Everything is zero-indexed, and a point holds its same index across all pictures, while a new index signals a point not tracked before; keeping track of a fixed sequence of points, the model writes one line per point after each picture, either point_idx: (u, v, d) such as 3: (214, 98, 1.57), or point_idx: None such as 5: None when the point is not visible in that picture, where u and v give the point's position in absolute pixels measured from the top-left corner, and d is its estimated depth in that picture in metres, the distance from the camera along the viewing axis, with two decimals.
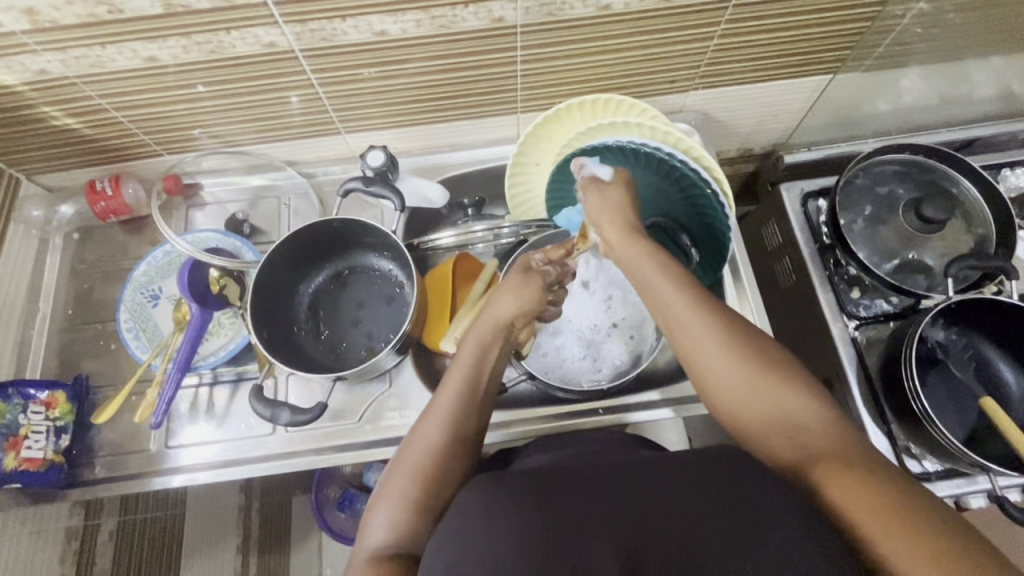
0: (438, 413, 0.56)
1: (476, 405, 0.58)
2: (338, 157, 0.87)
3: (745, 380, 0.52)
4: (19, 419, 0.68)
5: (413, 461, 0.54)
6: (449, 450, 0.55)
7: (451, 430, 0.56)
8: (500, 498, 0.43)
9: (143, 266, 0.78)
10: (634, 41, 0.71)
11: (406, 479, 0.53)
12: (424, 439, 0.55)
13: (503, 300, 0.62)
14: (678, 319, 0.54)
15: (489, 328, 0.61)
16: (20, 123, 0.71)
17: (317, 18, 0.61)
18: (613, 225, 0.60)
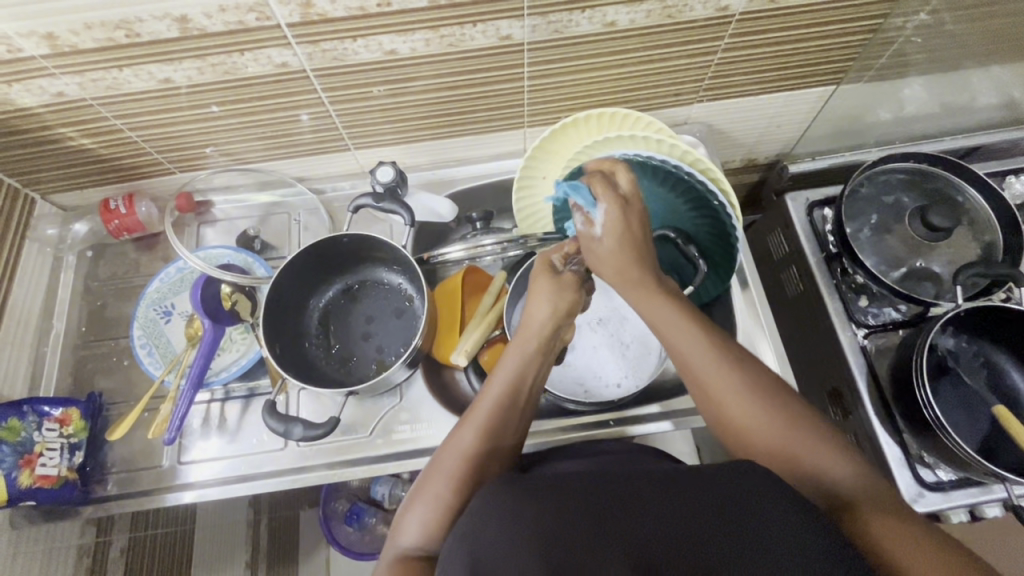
0: (473, 421, 0.57)
1: (513, 410, 0.59)
2: (347, 173, 0.88)
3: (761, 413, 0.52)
4: (34, 436, 0.68)
5: (448, 467, 0.55)
6: (482, 455, 0.56)
7: (485, 436, 0.56)
8: (519, 498, 0.43)
9: (156, 282, 0.79)
10: (641, 55, 0.72)
11: (441, 484, 0.54)
12: (458, 448, 0.56)
13: (538, 305, 0.62)
14: (706, 382, 0.55)
15: (532, 337, 0.61)
16: (37, 144, 0.72)
17: (329, 39, 0.62)
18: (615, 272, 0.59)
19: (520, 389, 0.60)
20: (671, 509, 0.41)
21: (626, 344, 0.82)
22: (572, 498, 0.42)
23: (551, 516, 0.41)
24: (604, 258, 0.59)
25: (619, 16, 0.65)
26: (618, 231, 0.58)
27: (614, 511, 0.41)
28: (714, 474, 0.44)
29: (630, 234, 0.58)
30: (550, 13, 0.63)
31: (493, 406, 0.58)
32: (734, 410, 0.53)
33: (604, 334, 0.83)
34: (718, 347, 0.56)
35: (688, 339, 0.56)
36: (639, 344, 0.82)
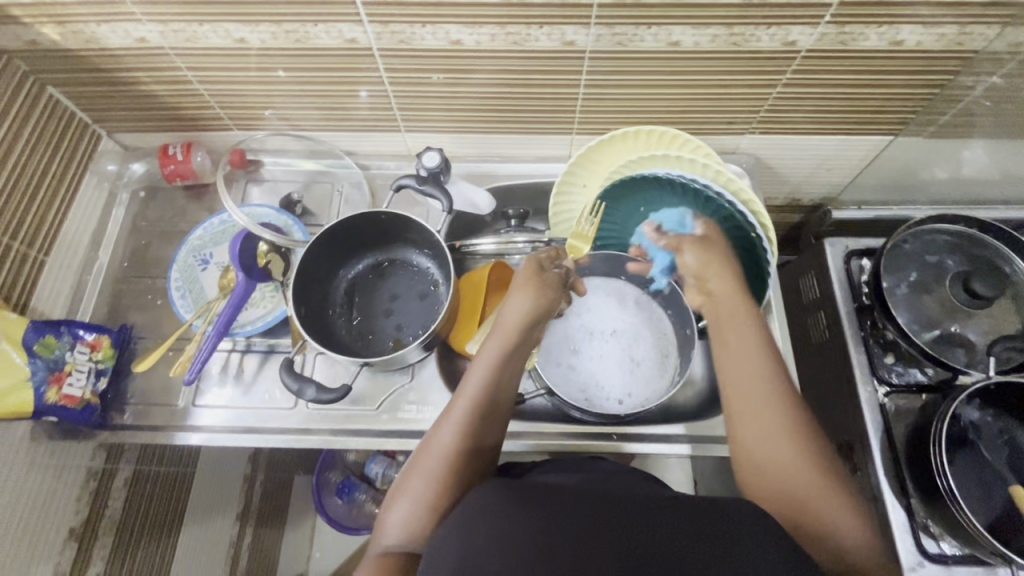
0: (451, 422, 0.57)
1: (491, 416, 0.59)
2: (393, 153, 0.90)
3: (785, 442, 0.53)
4: (66, 356, 0.71)
5: (429, 470, 0.56)
6: (463, 462, 0.57)
7: (466, 443, 0.57)
8: (511, 501, 0.43)
9: (199, 230, 0.82)
10: (700, 79, 0.72)
11: (422, 484, 0.55)
12: (439, 448, 0.57)
13: (513, 305, 0.62)
14: (759, 414, 0.54)
15: (511, 334, 0.61)
16: (114, 84, 0.76)
17: (399, 21, 0.64)
18: (720, 281, 0.61)
19: (497, 391, 0.60)
20: (652, 526, 0.42)
21: (635, 361, 0.82)
22: (562, 506, 0.43)
23: (542, 522, 0.42)
24: (707, 264, 0.62)
25: (684, 37, 0.66)
26: (717, 257, 0.63)
27: (602, 524, 0.42)
28: (712, 504, 0.44)
29: (723, 257, 0.63)
30: (616, 24, 0.64)
31: (471, 403, 0.58)
32: (778, 447, 0.53)
33: (613, 346, 0.84)
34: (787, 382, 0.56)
35: (755, 354, 0.57)
36: (648, 365, 0.82)
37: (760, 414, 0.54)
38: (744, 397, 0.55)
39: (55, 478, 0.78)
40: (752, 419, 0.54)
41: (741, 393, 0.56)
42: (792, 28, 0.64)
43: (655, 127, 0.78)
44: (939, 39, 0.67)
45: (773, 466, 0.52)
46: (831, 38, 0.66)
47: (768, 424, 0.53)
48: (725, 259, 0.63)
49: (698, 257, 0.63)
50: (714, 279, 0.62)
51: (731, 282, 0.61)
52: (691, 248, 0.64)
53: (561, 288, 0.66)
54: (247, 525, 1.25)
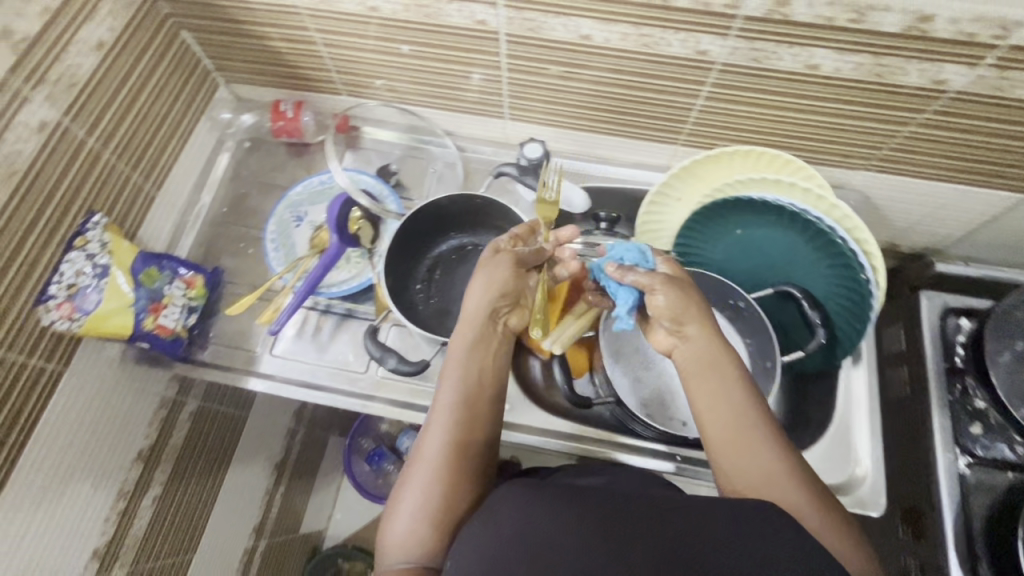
0: (439, 423, 0.55)
1: (479, 411, 0.56)
2: (490, 139, 0.90)
3: (763, 467, 0.52)
4: (164, 288, 0.75)
5: (422, 478, 0.53)
6: (458, 464, 0.53)
7: (455, 445, 0.54)
8: (539, 495, 0.45)
9: (299, 187, 0.84)
10: (829, 107, 0.69)
11: (418, 494, 0.52)
12: (431, 453, 0.54)
13: (473, 295, 0.62)
14: (738, 448, 0.53)
15: (476, 323, 0.61)
16: (243, 36, 0.79)
17: (534, 9, 0.64)
18: (698, 316, 0.59)
19: (480, 383, 0.58)
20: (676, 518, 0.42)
21: None
22: (577, 496, 0.44)
23: (569, 513, 0.42)
24: (682, 304, 0.60)
25: (826, 61, 0.63)
26: (682, 291, 0.60)
27: (623, 519, 0.42)
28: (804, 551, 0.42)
29: (684, 287, 0.61)
30: (757, 39, 0.62)
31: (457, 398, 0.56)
32: (758, 474, 0.51)
33: None
34: (759, 408, 0.55)
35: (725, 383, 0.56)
36: None
37: (739, 446, 0.53)
38: (723, 430, 0.54)
39: (135, 403, 0.82)
40: (731, 447, 0.53)
41: (719, 427, 0.54)
42: (946, 66, 0.60)
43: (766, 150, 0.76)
44: None
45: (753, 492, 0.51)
46: (986, 81, 0.61)
47: (746, 455, 0.52)
48: (681, 289, 0.61)
49: (668, 296, 0.60)
50: (687, 318, 0.59)
51: (687, 308, 0.60)
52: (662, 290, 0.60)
53: (527, 277, 0.66)
54: (283, 476, 1.30)
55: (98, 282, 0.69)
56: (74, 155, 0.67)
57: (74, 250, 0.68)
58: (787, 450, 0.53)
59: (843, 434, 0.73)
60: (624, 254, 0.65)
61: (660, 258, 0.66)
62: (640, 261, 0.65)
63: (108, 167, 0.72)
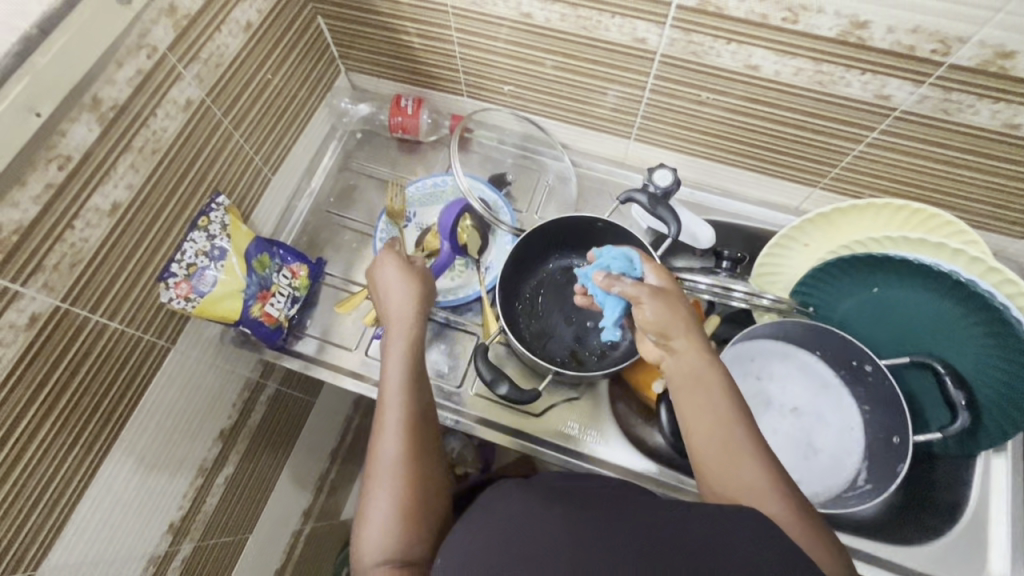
0: (390, 426, 0.54)
1: (421, 399, 0.57)
2: (608, 157, 0.86)
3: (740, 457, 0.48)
4: (273, 276, 0.74)
5: (387, 481, 0.51)
6: (416, 457, 0.53)
7: (409, 438, 0.53)
8: (524, 497, 0.41)
9: (412, 188, 0.82)
10: (1015, 170, 0.62)
11: (387, 495, 0.50)
12: (387, 454, 0.52)
13: (393, 294, 0.64)
14: (723, 460, 0.48)
15: (402, 319, 0.62)
16: (378, 27, 0.77)
17: (705, 33, 0.59)
18: (687, 338, 0.54)
19: (420, 373, 0.59)
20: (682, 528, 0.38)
21: (813, 449, 0.74)
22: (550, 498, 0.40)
23: (554, 514, 0.38)
24: (670, 319, 0.54)
25: None
26: (671, 308, 0.54)
27: (624, 523, 0.38)
28: None
29: (677, 307, 0.55)
30: (956, 90, 0.55)
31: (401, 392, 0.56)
32: (740, 479, 0.47)
33: (789, 425, 0.75)
34: (742, 416, 0.50)
35: (711, 374, 0.52)
36: (828, 456, 0.73)
37: (717, 441, 0.49)
38: (706, 427, 0.50)
39: (224, 382, 0.82)
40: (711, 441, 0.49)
41: (703, 435, 0.50)
42: None
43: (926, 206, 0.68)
44: None
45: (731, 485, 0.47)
46: None
47: (734, 464, 0.48)
48: (670, 311, 0.54)
49: (656, 308, 0.54)
50: (675, 335, 0.54)
51: (665, 328, 0.54)
52: (647, 304, 0.54)
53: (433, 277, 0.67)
54: (335, 461, 1.31)
55: (216, 263, 0.68)
56: (208, 134, 0.66)
57: (197, 229, 0.67)
58: (769, 457, 0.48)
59: (977, 528, 0.67)
60: (612, 263, 0.61)
61: (647, 263, 0.59)
62: (628, 269, 0.60)
63: (235, 149, 0.71)
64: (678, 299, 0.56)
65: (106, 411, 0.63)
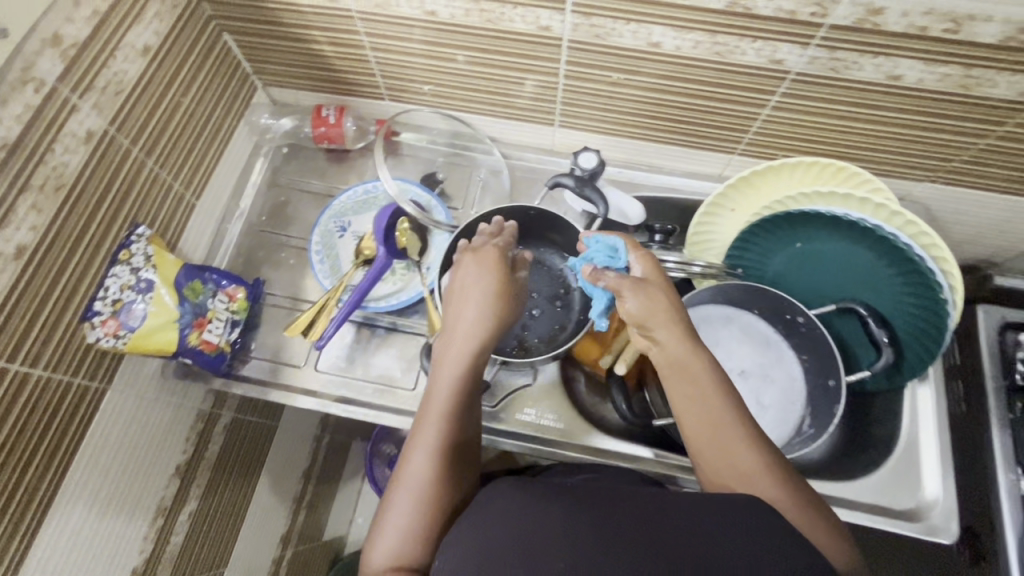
0: (427, 443, 0.53)
1: (464, 421, 0.55)
2: (537, 146, 0.87)
3: (734, 443, 0.51)
4: (208, 302, 0.72)
5: (409, 493, 0.51)
6: (444, 481, 0.52)
7: (442, 460, 0.52)
8: (527, 496, 0.42)
9: (343, 197, 0.81)
10: (904, 118, 0.66)
11: (408, 510, 0.50)
12: (417, 469, 0.52)
13: (466, 306, 0.62)
14: (716, 447, 0.51)
15: (471, 333, 0.60)
16: (287, 38, 0.76)
17: (605, 15, 0.61)
18: (670, 329, 0.55)
19: (470, 394, 0.57)
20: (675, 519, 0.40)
21: (761, 407, 0.77)
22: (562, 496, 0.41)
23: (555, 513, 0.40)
24: (654, 309, 0.55)
25: (909, 72, 0.60)
26: (657, 301, 0.56)
27: (612, 518, 0.39)
28: None
29: (665, 300, 0.56)
30: (839, 49, 0.59)
31: (446, 413, 0.54)
32: (733, 463, 0.50)
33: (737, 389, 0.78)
34: (734, 406, 0.53)
35: (698, 368, 0.53)
36: (776, 412, 0.76)
37: (711, 430, 0.52)
38: (699, 419, 0.52)
39: (172, 416, 0.79)
40: (703, 431, 0.52)
41: (697, 426, 0.52)
42: None
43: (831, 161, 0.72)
44: None
45: (726, 470, 0.50)
46: None
47: (728, 453, 0.50)
48: (658, 301, 0.56)
49: (639, 300, 0.56)
50: (655, 326, 0.55)
51: (655, 320, 0.55)
52: (629, 295, 0.56)
53: (501, 278, 0.64)
54: (309, 482, 1.28)
55: (143, 296, 0.66)
56: (118, 164, 0.64)
57: (119, 264, 0.65)
58: (760, 441, 0.51)
59: (912, 455, 0.71)
60: (596, 256, 0.64)
61: (633, 253, 0.61)
62: (611, 261, 0.63)
63: (151, 177, 0.69)
64: (665, 290, 0.57)
65: (41, 462, 0.61)
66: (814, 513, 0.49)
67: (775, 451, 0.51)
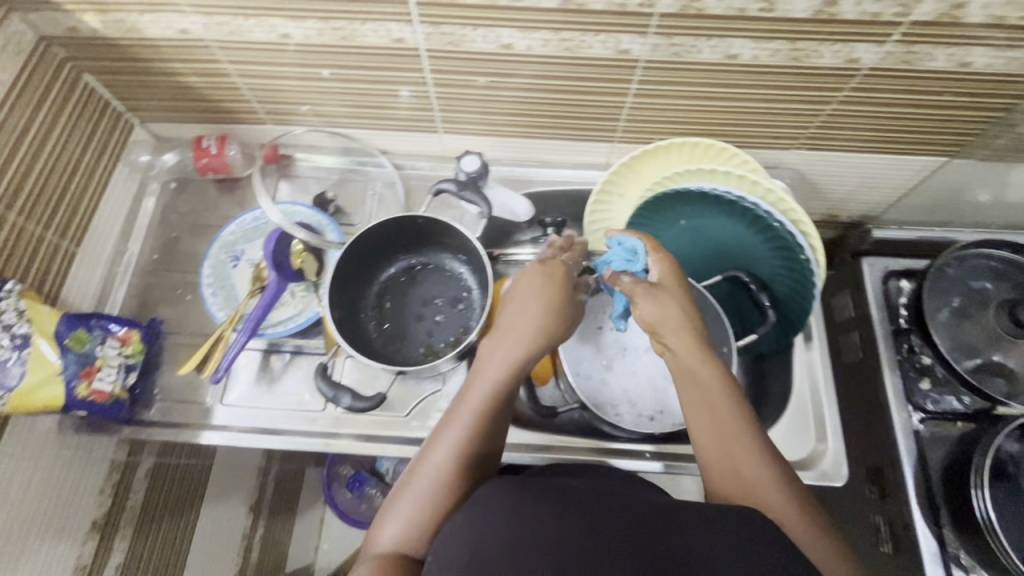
0: (451, 440, 0.54)
1: (492, 429, 0.55)
2: (428, 154, 0.88)
3: (737, 450, 0.52)
4: (97, 350, 0.70)
5: (426, 485, 0.52)
6: (459, 481, 0.52)
7: (463, 460, 0.53)
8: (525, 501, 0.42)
9: (231, 227, 0.81)
10: (752, 93, 0.70)
11: (419, 500, 0.51)
12: (436, 463, 0.53)
13: (520, 316, 0.59)
14: (720, 453, 0.52)
15: (519, 344, 0.58)
16: (150, 73, 0.75)
17: (452, 23, 0.63)
18: (679, 336, 0.56)
19: (504, 404, 0.56)
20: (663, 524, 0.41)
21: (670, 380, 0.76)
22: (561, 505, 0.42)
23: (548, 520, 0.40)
24: (664, 315, 0.57)
25: (743, 50, 0.63)
26: (674, 308, 0.57)
27: (605, 529, 0.40)
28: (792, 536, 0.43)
29: (686, 309, 0.57)
30: (675, 35, 0.62)
31: (477, 418, 0.54)
32: (735, 470, 0.51)
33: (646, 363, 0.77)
34: (742, 416, 0.53)
35: (708, 374, 0.55)
36: None
37: (716, 435, 0.53)
38: (708, 424, 0.53)
39: (77, 472, 0.78)
40: (708, 436, 0.53)
41: (703, 430, 0.53)
42: (856, 45, 0.62)
43: (702, 139, 0.76)
44: (1007, 63, 0.63)
45: (728, 477, 0.51)
46: (895, 57, 0.63)
47: (732, 460, 0.51)
48: (678, 310, 0.57)
49: (651, 307, 0.57)
50: (667, 333, 0.56)
51: (674, 326, 0.56)
52: (642, 306, 0.58)
53: (563, 292, 0.61)
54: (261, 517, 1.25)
55: (19, 353, 0.64)
56: None
57: None
58: (765, 451, 0.52)
59: (803, 411, 0.75)
60: (614, 257, 0.64)
61: (651, 256, 0.61)
62: (629, 262, 0.62)
63: (16, 230, 0.67)
64: (682, 298, 0.58)
65: None
66: (816, 528, 0.49)
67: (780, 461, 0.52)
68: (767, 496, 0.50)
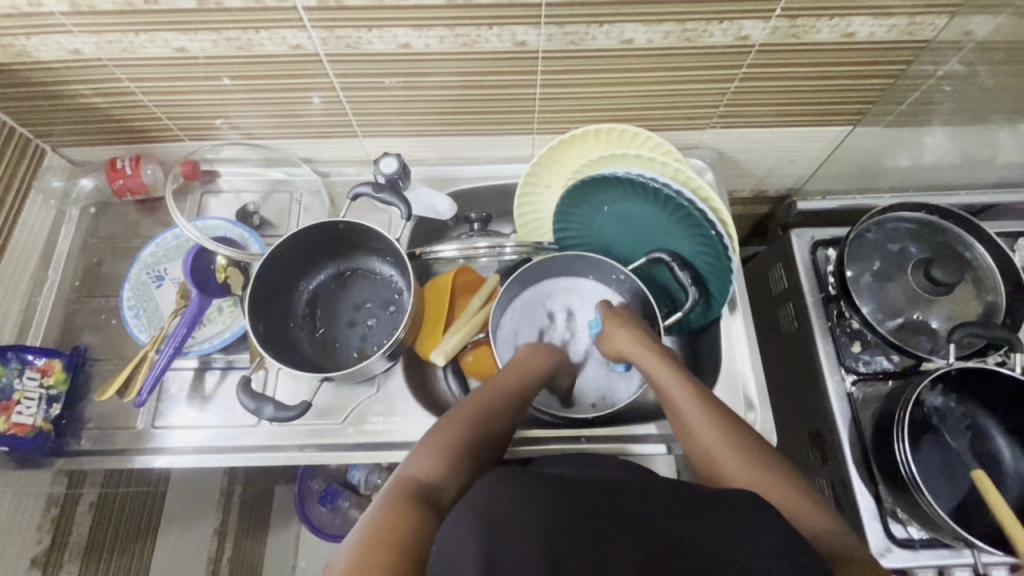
0: (493, 388, 0.63)
1: (521, 398, 0.64)
2: (353, 158, 0.88)
3: (721, 443, 0.56)
4: (14, 383, 0.69)
5: (466, 413, 0.59)
6: (490, 426, 0.59)
7: (499, 405, 0.61)
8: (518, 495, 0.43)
9: (151, 247, 0.80)
10: (656, 76, 0.72)
11: (458, 425, 0.57)
12: (478, 401, 0.60)
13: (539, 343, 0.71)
14: (705, 452, 0.56)
15: (540, 349, 0.70)
16: (52, 98, 0.73)
17: (345, 26, 0.63)
18: (650, 355, 0.65)
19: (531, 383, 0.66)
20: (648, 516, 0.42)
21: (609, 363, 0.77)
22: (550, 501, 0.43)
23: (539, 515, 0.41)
24: (632, 343, 0.67)
25: (636, 35, 0.65)
26: (641, 335, 0.67)
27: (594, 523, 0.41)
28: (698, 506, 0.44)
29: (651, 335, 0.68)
30: (566, 24, 0.63)
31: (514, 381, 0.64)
32: (721, 464, 0.55)
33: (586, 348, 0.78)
34: (718, 413, 0.58)
35: (679, 382, 0.61)
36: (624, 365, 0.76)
37: (697, 435, 0.58)
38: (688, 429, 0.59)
39: (8, 511, 0.76)
40: (692, 438, 0.58)
41: (687, 435, 0.58)
42: (743, 22, 0.63)
43: (616, 124, 0.76)
44: (891, 29, 0.66)
45: (718, 472, 0.55)
46: (783, 31, 0.65)
47: (716, 457, 0.55)
48: (644, 334, 0.68)
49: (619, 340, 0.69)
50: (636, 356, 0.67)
51: (647, 348, 0.66)
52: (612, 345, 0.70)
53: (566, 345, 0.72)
54: None
55: None
56: None
57: None
58: (745, 439, 0.56)
59: (733, 382, 0.77)
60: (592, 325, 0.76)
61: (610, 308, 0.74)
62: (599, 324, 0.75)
63: None
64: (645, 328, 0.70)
65: None
66: (809, 502, 0.51)
67: (761, 445, 0.56)
68: (769, 477, 0.53)
